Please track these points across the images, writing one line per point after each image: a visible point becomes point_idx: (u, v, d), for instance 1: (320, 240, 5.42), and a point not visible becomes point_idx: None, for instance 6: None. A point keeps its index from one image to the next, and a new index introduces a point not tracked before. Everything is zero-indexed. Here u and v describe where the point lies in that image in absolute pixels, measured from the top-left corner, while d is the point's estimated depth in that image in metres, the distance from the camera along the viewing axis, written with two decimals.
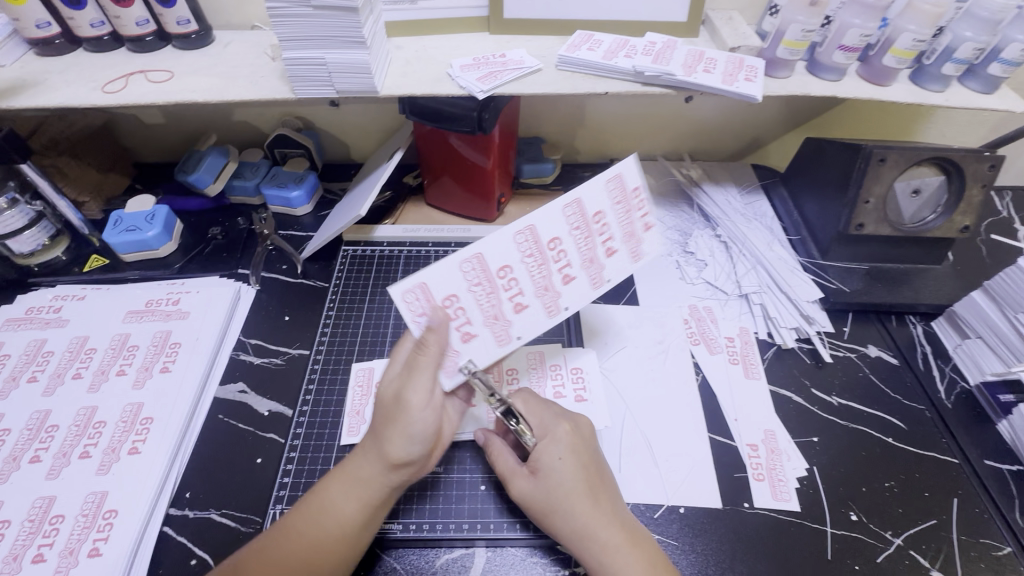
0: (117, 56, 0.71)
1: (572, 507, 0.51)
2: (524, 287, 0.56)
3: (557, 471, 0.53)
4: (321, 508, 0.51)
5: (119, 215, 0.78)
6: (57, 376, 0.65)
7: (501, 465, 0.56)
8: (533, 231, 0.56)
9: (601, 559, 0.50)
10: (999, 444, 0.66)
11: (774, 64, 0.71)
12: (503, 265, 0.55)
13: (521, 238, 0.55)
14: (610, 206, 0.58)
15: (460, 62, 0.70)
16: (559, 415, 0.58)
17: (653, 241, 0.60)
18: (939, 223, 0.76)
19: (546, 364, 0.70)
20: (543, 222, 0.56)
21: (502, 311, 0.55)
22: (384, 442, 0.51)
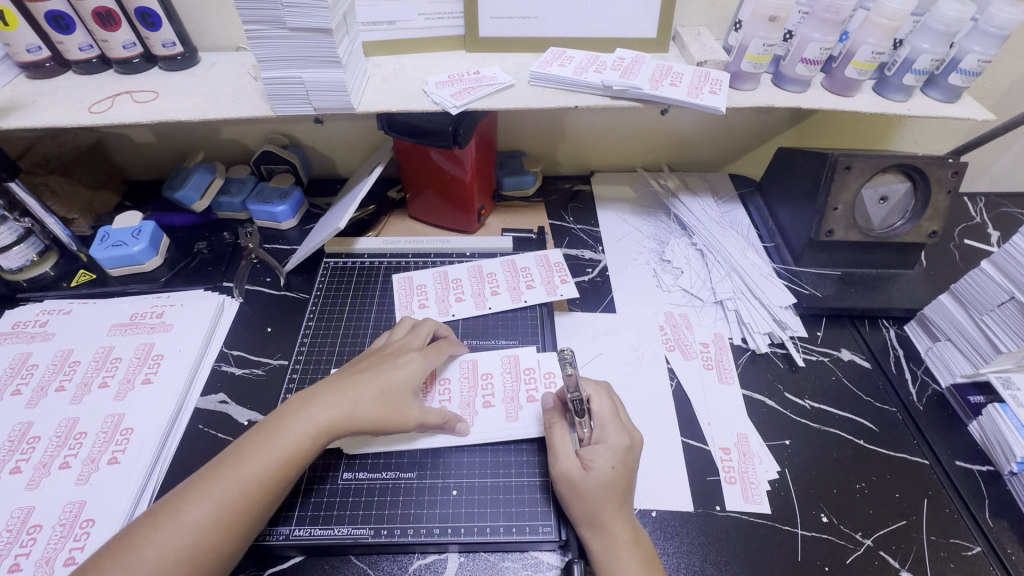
0: (105, 78, 0.74)
1: (602, 503, 0.54)
2: (465, 291, 0.79)
3: (604, 473, 0.55)
4: (279, 431, 0.53)
5: (107, 231, 0.80)
6: (40, 390, 0.66)
7: (556, 443, 0.58)
8: (479, 268, 0.83)
9: (605, 547, 0.53)
10: (969, 445, 0.66)
11: (739, 76, 0.74)
12: (457, 276, 0.82)
13: (471, 269, 0.83)
14: (534, 265, 0.83)
15: (435, 79, 0.72)
16: (624, 429, 0.59)
17: (570, 288, 0.80)
18: (906, 228, 0.78)
19: (520, 367, 0.69)
20: (487, 264, 0.84)
21: (485, 294, 0.79)
22: (360, 401, 0.57)
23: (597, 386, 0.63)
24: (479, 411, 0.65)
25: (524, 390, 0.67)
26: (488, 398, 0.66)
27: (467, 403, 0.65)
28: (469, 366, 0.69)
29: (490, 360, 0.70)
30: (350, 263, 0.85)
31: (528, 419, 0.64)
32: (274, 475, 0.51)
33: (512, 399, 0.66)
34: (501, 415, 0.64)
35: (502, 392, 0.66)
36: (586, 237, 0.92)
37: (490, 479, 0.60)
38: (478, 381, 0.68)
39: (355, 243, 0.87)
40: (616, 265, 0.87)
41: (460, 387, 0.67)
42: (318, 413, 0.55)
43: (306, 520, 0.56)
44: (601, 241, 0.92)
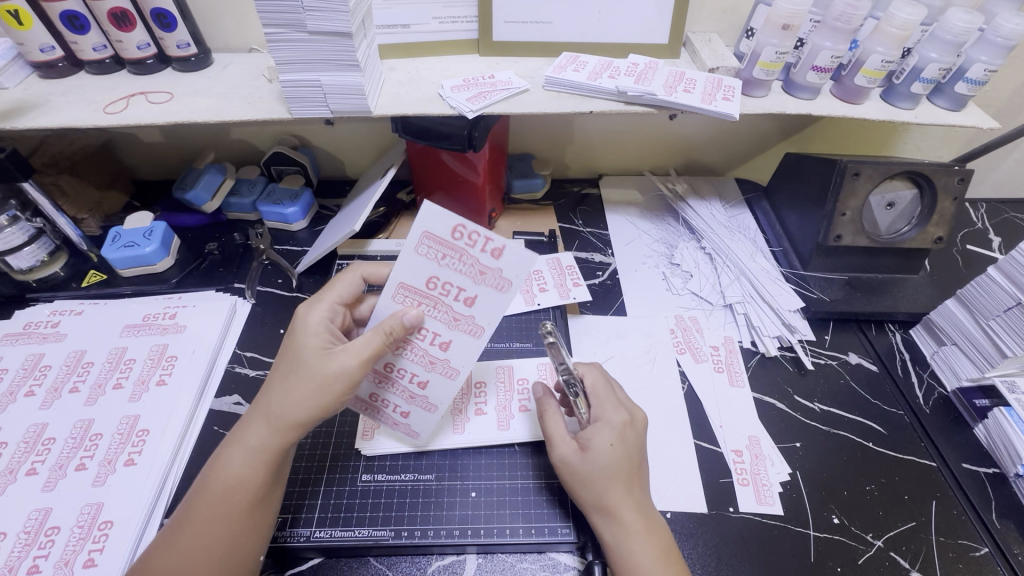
0: (119, 79, 0.74)
1: (607, 487, 0.53)
2: (438, 328, 0.54)
3: (603, 454, 0.54)
4: (218, 474, 0.50)
5: (118, 231, 0.80)
6: (54, 391, 0.66)
7: (551, 428, 0.58)
8: (430, 235, 0.50)
9: (618, 536, 0.52)
10: (975, 448, 0.67)
11: (751, 83, 0.75)
12: (428, 278, 0.52)
13: (423, 246, 0.51)
14: (454, 231, 0.50)
15: (450, 83, 0.72)
16: (621, 404, 0.58)
17: (512, 258, 0.49)
18: (913, 234, 0.79)
19: (444, 241, 0.50)
20: (430, 221, 0.50)
21: (458, 310, 0.53)
22: (275, 398, 0.52)
23: (589, 365, 0.63)
24: (467, 311, 0.53)
25: (477, 262, 0.50)
26: (457, 290, 0.52)
27: (455, 319, 0.53)
28: (410, 288, 0.52)
29: (417, 269, 0.52)
30: (362, 264, 0.85)
31: (506, 266, 0.50)
32: (230, 516, 0.49)
33: (482, 270, 0.51)
34: (486, 294, 0.51)
35: (466, 279, 0.51)
36: (596, 240, 0.93)
37: (508, 482, 0.61)
38: (433, 291, 0.52)
39: (367, 245, 0.87)
40: (627, 269, 0.88)
41: (434, 315, 0.53)
42: (250, 436, 0.51)
43: (326, 522, 0.57)
44: (610, 245, 0.93)
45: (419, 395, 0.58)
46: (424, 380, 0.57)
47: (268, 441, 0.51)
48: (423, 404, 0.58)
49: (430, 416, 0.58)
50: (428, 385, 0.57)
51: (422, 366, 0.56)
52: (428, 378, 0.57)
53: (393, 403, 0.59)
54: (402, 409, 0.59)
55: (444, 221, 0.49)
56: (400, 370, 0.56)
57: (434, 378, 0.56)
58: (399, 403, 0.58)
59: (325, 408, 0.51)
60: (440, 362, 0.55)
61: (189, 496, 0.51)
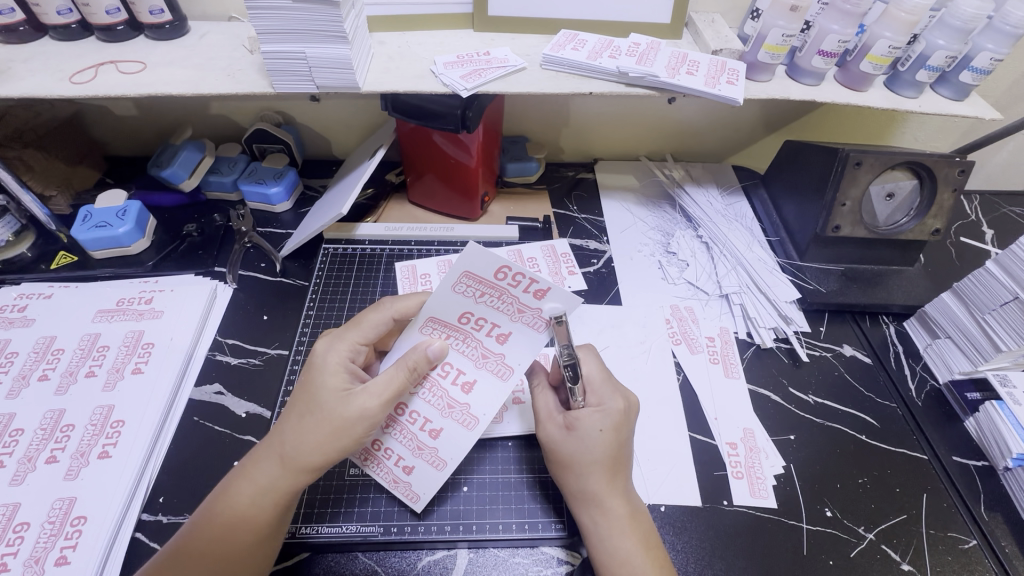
0: (86, 46, 0.69)
1: (591, 470, 0.52)
2: (462, 366, 0.55)
3: (588, 437, 0.53)
4: (224, 505, 0.49)
5: (89, 210, 0.76)
6: (22, 378, 0.63)
7: (540, 406, 0.57)
8: (471, 274, 0.49)
9: (597, 524, 0.51)
10: (966, 441, 0.67)
11: (755, 67, 0.72)
12: (462, 314, 0.52)
13: (462, 286, 0.50)
14: (497, 271, 0.47)
15: (443, 59, 0.69)
16: (618, 391, 0.56)
17: (558, 298, 0.47)
18: (911, 226, 0.78)
19: (484, 281, 0.49)
20: (473, 264, 0.48)
21: (489, 347, 0.54)
22: (288, 436, 0.50)
23: (587, 349, 0.59)
24: (498, 348, 0.53)
25: (517, 301, 0.49)
26: (490, 326, 0.52)
27: (483, 355, 0.54)
28: (440, 321, 0.54)
29: (450, 304, 0.52)
30: (350, 249, 0.82)
31: (545, 307, 0.49)
32: (227, 553, 0.47)
33: (520, 308, 0.50)
34: (520, 330, 0.51)
35: (501, 316, 0.51)
36: (591, 227, 0.91)
37: (501, 476, 0.59)
38: (465, 326, 0.53)
39: (355, 229, 0.84)
40: (621, 255, 0.87)
41: (462, 348, 0.54)
42: (261, 472, 0.50)
43: (311, 518, 0.55)
44: (605, 232, 0.90)
45: (428, 447, 0.56)
46: (437, 428, 0.56)
47: (278, 480, 0.49)
48: (431, 459, 0.56)
49: (438, 475, 0.55)
50: (441, 434, 0.56)
51: (439, 412, 0.56)
52: (441, 426, 0.56)
53: (397, 455, 0.56)
54: (406, 463, 0.56)
55: (487, 264, 0.47)
56: (414, 413, 0.56)
57: (449, 426, 0.55)
58: (404, 458, 0.56)
59: (341, 452, 0.50)
60: (459, 408, 0.55)
61: (186, 524, 0.49)
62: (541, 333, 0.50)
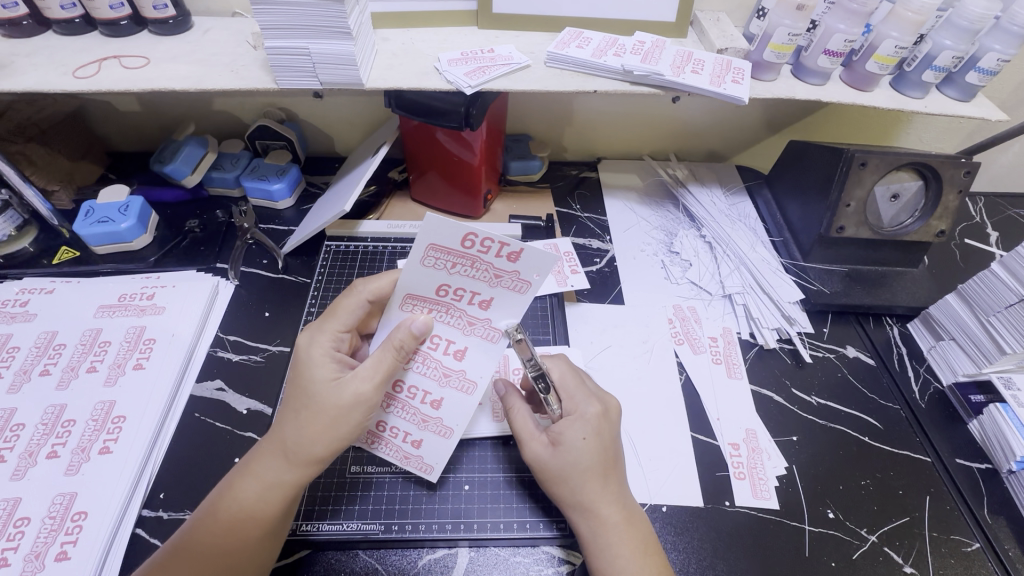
0: (89, 40, 0.68)
1: (582, 481, 0.52)
2: (451, 335, 0.52)
3: (574, 447, 0.52)
4: (228, 503, 0.48)
5: (91, 206, 0.76)
6: (23, 373, 0.63)
7: (519, 424, 0.56)
8: (437, 246, 0.46)
9: (594, 529, 0.51)
10: (969, 443, 0.67)
11: (760, 66, 0.72)
12: (438, 286, 0.49)
13: (432, 258, 0.47)
14: (465, 240, 0.44)
15: (447, 56, 0.69)
16: (591, 394, 0.56)
17: (534, 259, 0.44)
18: (916, 227, 0.78)
19: (453, 251, 0.45)
20: (438, 235, 0.44)
21: (474, 315, 0.51)
22: (287, 430, 0.49)
23: (554, 357, 0.60)
24: (483, 314, 0.50)
25: (492, 266, 0.46)
26: (471, 294, 0.49)
27: (470, 323, 0.51)
28: (419, 296, 0.51)
29: (423, 280, 0.49)
30: (352, 246, 0.82)
31: (522, 269, 0.45)
32: (238, 548, 0.47)
33: (497, 273, 0.46)
34: (502, 295, 0.48)
35: (479, 283, 0.48)
36: (594, 226, 0.91)
37: (503, 475, 0.59)
38: (445, 298, 0.50)
39: (358, 226, 0.83)
40: (624, 255, 0.86)
41: (447, 320, 0.52)
42: (264, 468, 0.49)
43: (313, 515, 0.55)
44: (608, 231, 0.90)
45: (432, 419, 0.56)
46: (437, 398, 0.55)
47: (282, 474, 0.49)
48: (438, 429, 0.56)
49: (446, 443, 0.56)
50: (442, 404, 0.55)
51: (436, 383, 0.55)
52: (441, 396, 0.55)
53: (403, 431, 0.56)
54: (414, 437, 0.56)
55: (452, 231, 0.44)
56: (411, 388, 0.55)
57: (449, 395, 0.55)
58: (410, 432, 0.56)
59: (342, 439, 0.50)
60: (456, 374, 0.54)
61: (190, 522, 0.49)
62: (525, 294, 0.47)
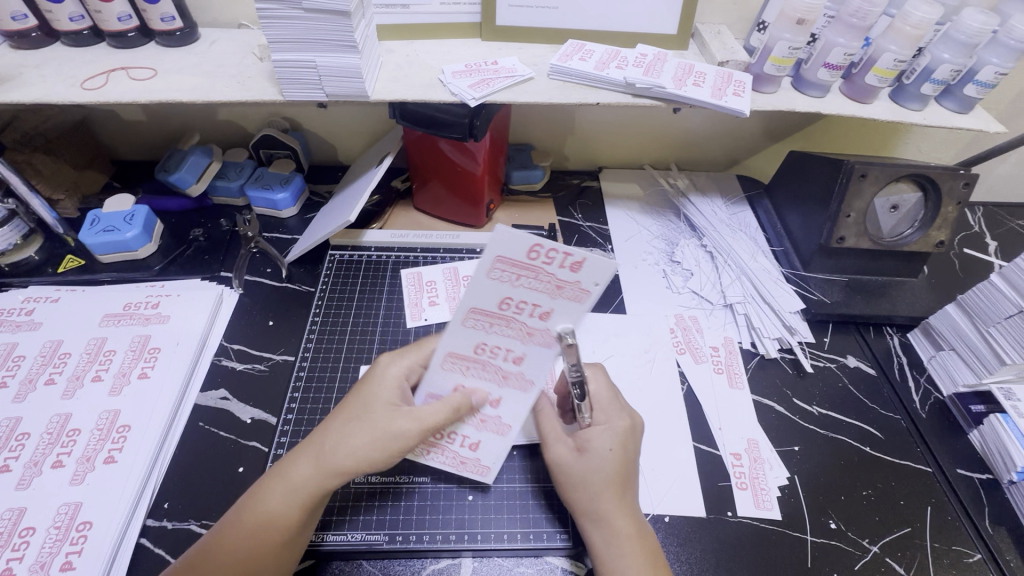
0: (97, 52, 0.69)
1: (599, 489, 0.52)
2: (509, 344, 0.48)
3: (599, 454, 0.53)
4: (255, 505, 0.49)
5: (97, 215, 0.76)
6: (28, 382, 0.63)
7: (548, 428, 0.57)
8: (501, 258, 0.41)
9: (606, 541, 0.51)
10: (970, 454, 0.67)
11: (761, 79, 0.73)
12: (500, 299, 0.44)
13: (493, 271, 0.42)
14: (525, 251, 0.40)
15: (452, 68, 0.69)
16: (624, 409, 0.57)
17: (598, 269, 0.40)
18: (915, 238, 0.79)
19: (518, 262, 0.41)
20: (501, 244, 0.40)
21: (533, 326, 0.45)
22: (328, 439, 0.50)
23: (594, 368, 0.60)
24: (542, 325, 0.45)
25: (555, 277, 0.41)
26: (531, 307, 0.44)
27: (528, 333, 0.46)
28: (481, 310, 0.45)
29: (482, 292, 0.44)
30: (356, 255, 0.82)
31: (584, 279, 0.40)
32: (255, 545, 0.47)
33: (560, 283, 0.42)
34: (564, 307, 0.43)
35: (541, 296, 0.43)
36: (596, 235, 0.91)
37: (506, 485, 0.60)
38: (506, 312, 0.45)
39: (361, 235, 0.84)
40: (626, 264, 0.87)
41: (505, 332, 0.47)
42: (295, 471, 0.50)
43: (316, 526, 0.55)
44: (609, 240, 0.91)
45: (490, 418, 0.54)
46: (497, 398, 0.52)
47: (309, 479, 0.49)
48: (496, 427, 0.54)
49: (504, 440, 0.55)
50: (501, 402, 0.53)
51: (474, 426, 0.55)
52: (501, 395, 0.52)
53: (461, 437, 0.56)
54: (471, 442, 0.56)
55: (518, 240, 0.39)
56: (453, 435, 0.55)
57: (506, 394, 0.52)
58: (468, 436, 0.55)
59: (376, 464, 0.50)
60: (514, 375, 0.50)
61: (218, 522, 0.49)
62: (585, 305, 0.42)
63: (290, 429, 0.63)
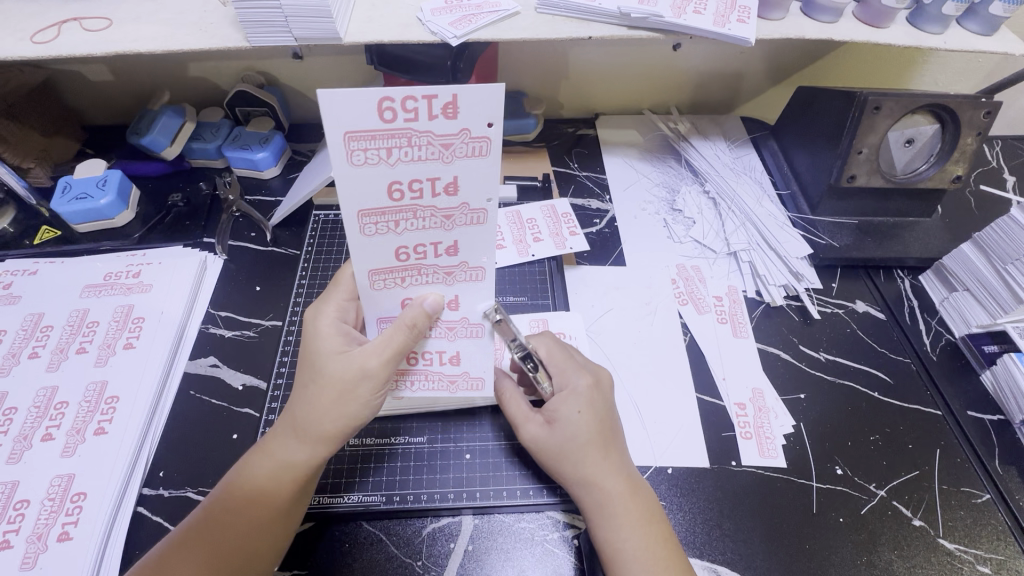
0: (46, 3, 0.64)
1: (583, 455, 0.51)
2: (435, 236, 0.43)
3: (570, 421, 0.52)
4: (244, 482, 0.48)
5: (68, 181, 0.73)
6: (12, 356, 0.61)
7: (513, 409, 0.55)
8: (359, 135, 0.37)
9: (600, 502, 0.49)
10: (981, 395, 0.65)
11: (768, 4, 0.66)
12: (388, 188, 0.40)
13: (358, 151, 0.38)
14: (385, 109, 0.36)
15: (430, 5, 0.64)
16: (583, 367, 0.55)
17: (478, 104, 0.36)
18: (931, 173, 0.75)
19: (376, 132, 0.37)
20: (350, 113, 0.36)
21: (445, 205, 0.41)
22: (298, 406, 0.49)
23: (539, 335, 0.59)
24: (456, 200, 0.41)
25: (433, 136, 0.37)
26: (431, 183, 0.40)
27: (447, 216, 0.42)
28: (375, 209, 0.41)
29: (365, 189, 0.40)
30: (342, 215, 0.79)
31: (470, 122, 0.37)
32: (249, 527, 0.46)
33: (445, 141, 0.38)
34: (467, 168, 0.39)
35: (433, 165, 0.39)
36: (593, 185, 0.87)
37: (504, 443, 0.58)
38: (404, 200, 0.41)
39: None
40: (626, 215, 0.83)
41: (420, 225, 0.42)
42: (279, 446, 0.49)
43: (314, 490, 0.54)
44: (608, 189, 0.87)
45: (458, 323, 0.49)
46: (454, 354, 0.51)
47: (295, 453, 0.48)
48: (468, 332, 0.49)
49: (482, 342, 0.49)
50: (460, 301, 0.47)
51: (445, 339, 0.50)
52: (455, 293, 0.47)
53: (437, 353, 0.50)
54: (450, 354, 0.50)
55: (364, 103, 0.36)
56: (426, 354, 0.50)
57: (463, 347, 0.50)
58: (443, 350, 0.50)
59: (349, 415, 0.48)
60: (459, 269, 0.46)
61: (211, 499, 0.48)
62: (490, 154, 0.38)
63: (282, 394, 0.61)
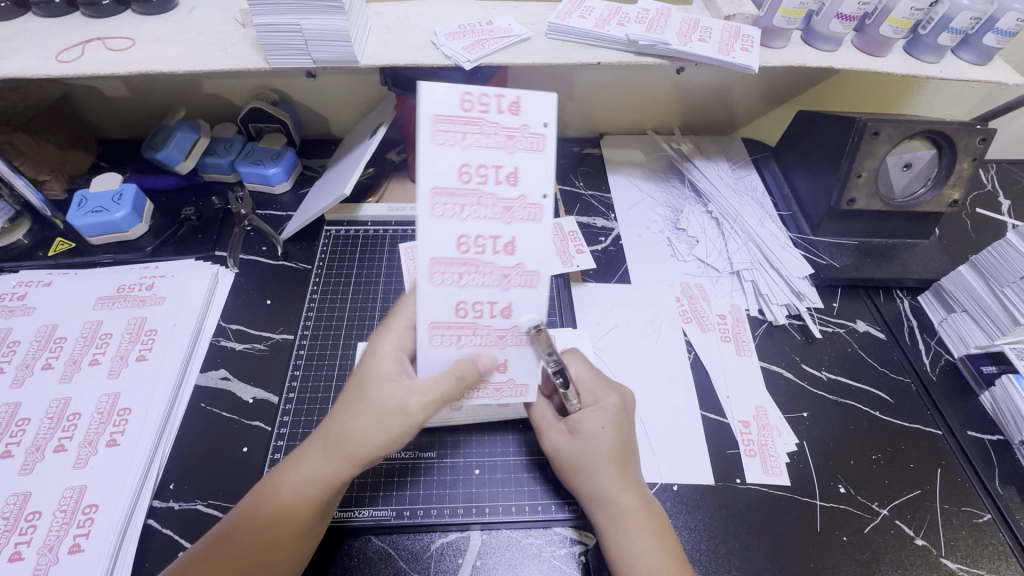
0: (71, 23, 0.65)
1: (599, 472, 0.51)
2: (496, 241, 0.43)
3: (593, 436, 0.53)
4: (270, 497, 0.48)
5: (83, 195, 0.74)
6: (25, 367, 0.62)
7: (539, 415, 0.56)
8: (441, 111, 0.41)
9: (613, 516, 0.50)
10: (980, 415, 0.67)
11: (770, 33, 0.69)
12: (457, 167, 0.41)
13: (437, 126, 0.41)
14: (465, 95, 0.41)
15: (444, 29, 0.66)
16: (610, 386, 0.57)
17: (540, 105, 0.42)
18: (929, 197, 0.76)
19: (455, 113, 0.41)
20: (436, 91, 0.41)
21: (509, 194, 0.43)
22: (334, 425, 0.49)
23: (570, 356, 0.60)
24: (516, 191, 0.43)
25: (501, 126, 0.42)
26: (498, 214, 0.43)
27: (506, 206, 0.43)
28: (445, 190, 0.41)
29: (435, 165, 0.41)
30: (352, 230, 0.80)
31: (532, 118, 0.42)
32: (269, 543, 0.47)
33: (509, 133, 0.42)
34: (527, 161, 0.42)
35: (497, 153, 0.42)
36: (598, 204, 0.89)
37: (512, 458, 0.59)
38: (471, 184, 0.42)
39: (357, 210, 0.82)
40: (630, 233, 0.85)
41: (481, 280, 0.44)
42: (307, 462, 0.49)
43: None
44: (612, 208, 0.88)
45: (500, 352, 0.49)
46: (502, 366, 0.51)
47: (322, 472, 0.48)
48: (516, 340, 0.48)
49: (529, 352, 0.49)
50: (508, 335, 0.47)
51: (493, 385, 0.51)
52: (507, 355, 0.48)
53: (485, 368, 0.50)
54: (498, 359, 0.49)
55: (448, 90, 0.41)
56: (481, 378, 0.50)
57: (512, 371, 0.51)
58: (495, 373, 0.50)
59: (385, 443, 0.48)
60: (514, 272, 0.44)
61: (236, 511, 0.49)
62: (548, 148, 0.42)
63: (293, 409, 0.62)
